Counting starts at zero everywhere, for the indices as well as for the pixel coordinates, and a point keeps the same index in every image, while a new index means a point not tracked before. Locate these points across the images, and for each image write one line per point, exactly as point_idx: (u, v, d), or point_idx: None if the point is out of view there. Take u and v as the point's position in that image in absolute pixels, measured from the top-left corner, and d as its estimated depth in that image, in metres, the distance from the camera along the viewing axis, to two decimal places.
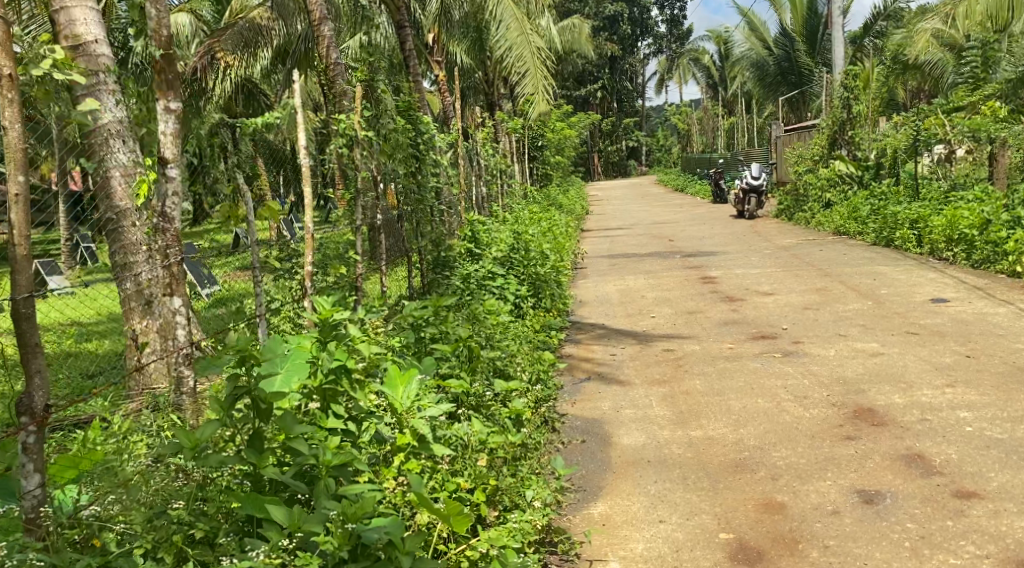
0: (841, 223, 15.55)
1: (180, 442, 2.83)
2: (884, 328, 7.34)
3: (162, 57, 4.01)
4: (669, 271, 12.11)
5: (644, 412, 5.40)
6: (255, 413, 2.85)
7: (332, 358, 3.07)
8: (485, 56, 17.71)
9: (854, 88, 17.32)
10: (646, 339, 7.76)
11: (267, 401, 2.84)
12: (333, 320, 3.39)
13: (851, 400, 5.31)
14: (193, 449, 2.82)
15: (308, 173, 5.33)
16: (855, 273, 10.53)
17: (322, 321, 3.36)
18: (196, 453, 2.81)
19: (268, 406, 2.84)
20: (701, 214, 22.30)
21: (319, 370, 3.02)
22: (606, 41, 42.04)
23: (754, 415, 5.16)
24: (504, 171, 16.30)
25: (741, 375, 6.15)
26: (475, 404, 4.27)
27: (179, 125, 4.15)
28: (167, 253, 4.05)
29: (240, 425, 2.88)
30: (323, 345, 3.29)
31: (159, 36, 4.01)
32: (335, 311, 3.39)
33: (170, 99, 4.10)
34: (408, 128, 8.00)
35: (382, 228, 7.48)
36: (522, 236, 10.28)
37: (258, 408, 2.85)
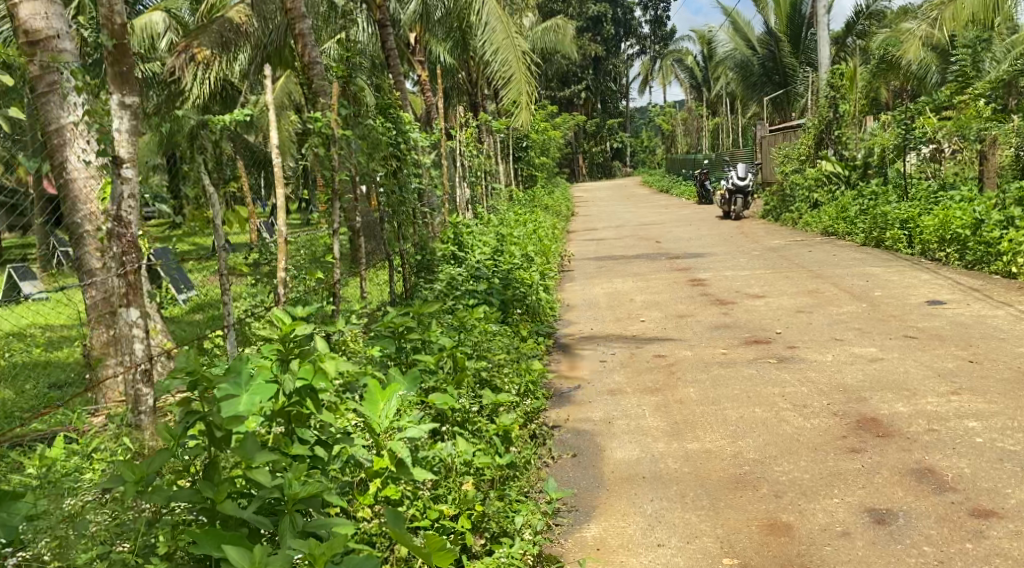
0: (830, 223, 15.38)
1: (124, 474, 2.56)
2: (881, 332, 7.12)
3: (116, 47, 3.79)
4: (657, 273, 11.90)
5: (637, 423, 5.15)
6: (210, 440, 2.66)
7: (296, 379, 2.88)
8: (467, 56, 17.44)
9: (841, 88, 17.16)
10: (637, 344, 7.52)
11: (223, 428, 2.64)
12: (296, 335, 3.09)
13: (854, 409, 5.08)
14: (139, 483, 2.55)
15: (280, 172, 5.05)
16: (847, 274, 10.33)
17: (282, 334, 3.06)
18: (143, 486, 2.55)
19: (224, 433, 2.66)
20: (686, 215, 22.11)
21: (282, 392, 2.84)
22: (590, 42, 41.89)
23: (753, 426, 4.92)
24: (488, 172, 16.05)
25: (737, 382, 5.91)
26: (460, 420, 4.01)
27: (136, 122, 3.89)
28: (122, 261, 3.79)
29: (194, 456, 2.68)
30: (286, 364, 3.02)
31: (112, 24, 3.79)
32: (297, 324, 3.09)
33: (125, 93, 3.85)
34: (387, 127, 7.75)
35: (362, 230, 7.23)
36: (506, 239, 10.05)
37: (213, 437, 2.66)
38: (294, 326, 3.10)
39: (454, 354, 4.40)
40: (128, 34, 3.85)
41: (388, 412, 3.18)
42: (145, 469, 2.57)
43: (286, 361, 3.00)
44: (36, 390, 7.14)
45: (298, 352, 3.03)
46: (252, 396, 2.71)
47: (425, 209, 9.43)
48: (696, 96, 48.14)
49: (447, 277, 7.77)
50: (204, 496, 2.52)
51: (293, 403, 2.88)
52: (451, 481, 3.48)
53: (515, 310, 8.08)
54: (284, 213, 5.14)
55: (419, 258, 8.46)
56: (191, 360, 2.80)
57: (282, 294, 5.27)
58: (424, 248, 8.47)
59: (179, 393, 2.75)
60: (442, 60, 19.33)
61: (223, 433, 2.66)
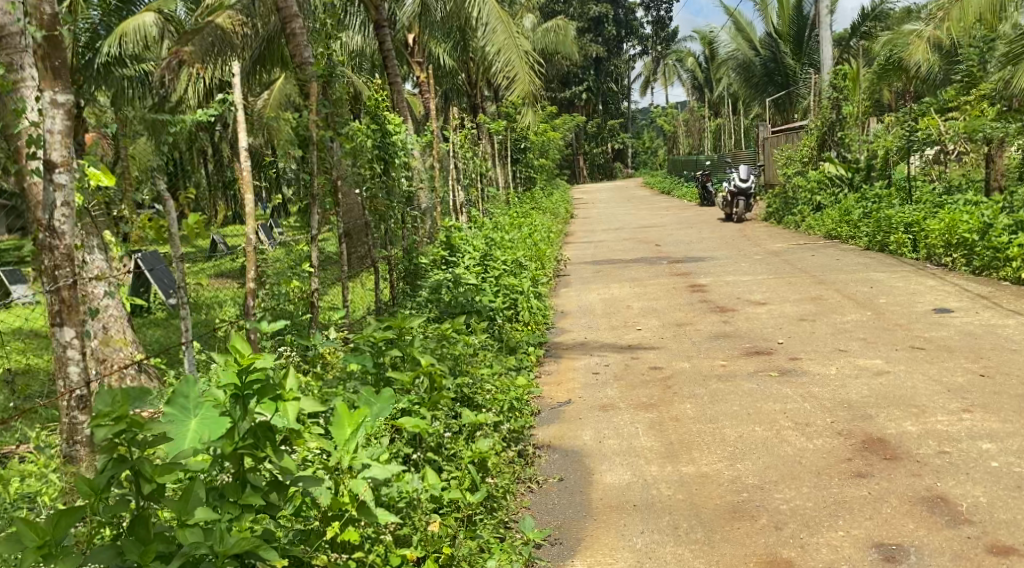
0: (832, 226, 15.07)
1: (25, 536, 2.35)
2: (886, 342, 6.83)
3: (46, 40, 3.53)
4: (656, 278, 11.60)
5: (630, 443, 4.87)
6: (135, 493, 2.58)
7: (247, 421, 2.78)
8: (465, 57, 17.16)
9: (844, 89, 16.85)
10: (632, 354, 7.23)
11: (153, 480, 2.58)
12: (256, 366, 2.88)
13: (859, 427, 4.78)
14: (41, 548, 2.36)
15: (248, 177, 4.77)
16: (851, 280, 10.02)
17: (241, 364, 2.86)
18: (51, 548, 2.37)
19: (155, 484, 2.59)
20: (686, 217, 21.79)
21: (235, 434, 2.74)
22: (591, 43, 41.61)
23: (752, 447, 4.63)
24: (485, 175, 15.76)
25: (736, 397, 5.62)
26: (434, 446, 3.80)
27: (71, 122, 3.62)
28: (53, 275, 3.52)
29: (119, 508, 2.56)
30: (243, 405, 2.81)
31: (42, 15, 3.53)
32: (258, 355, 2.90)
33: (58, 90, 3.58)
34: (372, 129, 7.50)
35: (345, 237, 6.99)
36: (497, 244, 9.79)
37: (140, 491, 2.58)
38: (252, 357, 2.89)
39: (430, 370, 4.07)
40: (59, 25, 3.57)
41: (356, 445, 2.99)
42: (51, 530, 2.38)
43: (243, 395, 2.82)
44: (4, 403, 6.85)
45: (260, 390, 2.83)
46: (193, 438, 2.68)
47: (415, 212, 9.17)
48: (698, 98, 47.81)
49: (433, 285, 7.58)
50: (127, 558, 2.47)
51: (246, 444, 2.75)
52: (416, 518, 3.30)
53: (505, 319, 7.84)
54: (252, 220, 4.87)
55: (405, 263, 8.24)
56: (117, 402, 2.53)
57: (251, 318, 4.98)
58: (411, 253, 8.24)
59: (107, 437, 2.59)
60: (440, 61, 19.05)
61: (152, 486, 2.59)
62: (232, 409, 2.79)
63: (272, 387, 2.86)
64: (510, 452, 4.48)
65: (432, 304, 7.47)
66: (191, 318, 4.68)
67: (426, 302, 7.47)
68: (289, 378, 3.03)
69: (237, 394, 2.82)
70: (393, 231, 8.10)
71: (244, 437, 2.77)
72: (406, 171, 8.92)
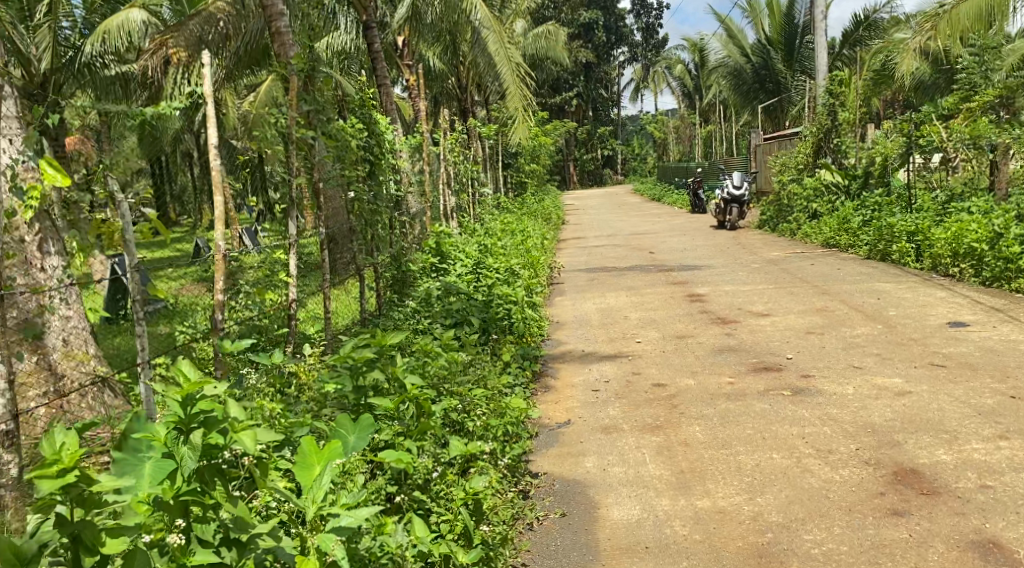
0: (831, 234, 14.70)
1: None
2: (903, 358, 6.42)
3: None
4: (652, 287, 11.21)
5: (638, 472, 4.48)
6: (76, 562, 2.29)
7: (195, 459, 2.51)
8: (456, 60, 16.75)
9: (841, 94, 16.51)
10: (633, 368, 6.80)
11: (96, 550, 2.29)
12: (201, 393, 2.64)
13: (888, 455, 4.39)
14: None
15: (219, 177, 4.32)
16: (856, 291, 9.64)
17: (183, 394, 2.61)
18: None
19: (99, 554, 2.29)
20: (679, 224, 21.40)
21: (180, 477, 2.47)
22: (581, 49, 41.26)
23: (773, 477, 4.24)
24: (475, 180, 15.33)
25: (749, 419, 5.21)
26: (421, 483, 3.40)
27: None
28: None
29: None
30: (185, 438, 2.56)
31: None
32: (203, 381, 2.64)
33: None
34: (359, 128, 7.14)
35: (328, 245, 6.54)
36: (489, 251, 9.38)
37: (81, 561, 2.29)
38: (197, 383, 2.63)
39: (415, 397, 3.68)
40: None
41: (321, 491, 2.74)
42: None
43: (187, 429, 2.57)
44: None
45: (205, 422, 2.55)
46: (140, 484, 2.42)
47: (402, 217, 8.74)
48: (688, 104, 47.52)
49: (423, 295, 7.28)
50: None
51: (191, 488, 2.45)
52: None
53: (498, 330, 7.45)
54: (222, 224, 4.39)
55: (393, 272, 7.89)
56: (64, 453, 2.33)
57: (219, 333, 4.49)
58: (399, 262, 7.88)
59: (43, 502, 2.30)
60: (431, 64, 18.65)
61: (95, 557, 2.30)
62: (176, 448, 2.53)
63: (217, 418, 2.55)
64: (507, 490, 4.03)
65: (420, 315, 7.16)
66: (145, 327, 4.16)
67: (414, 313, 7.16)
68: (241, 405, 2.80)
69: (182, 429, 2.57)
70: (382, 237, 7.68)
71: (188, 477, 2.49)
72: (394, 174, 8.52)
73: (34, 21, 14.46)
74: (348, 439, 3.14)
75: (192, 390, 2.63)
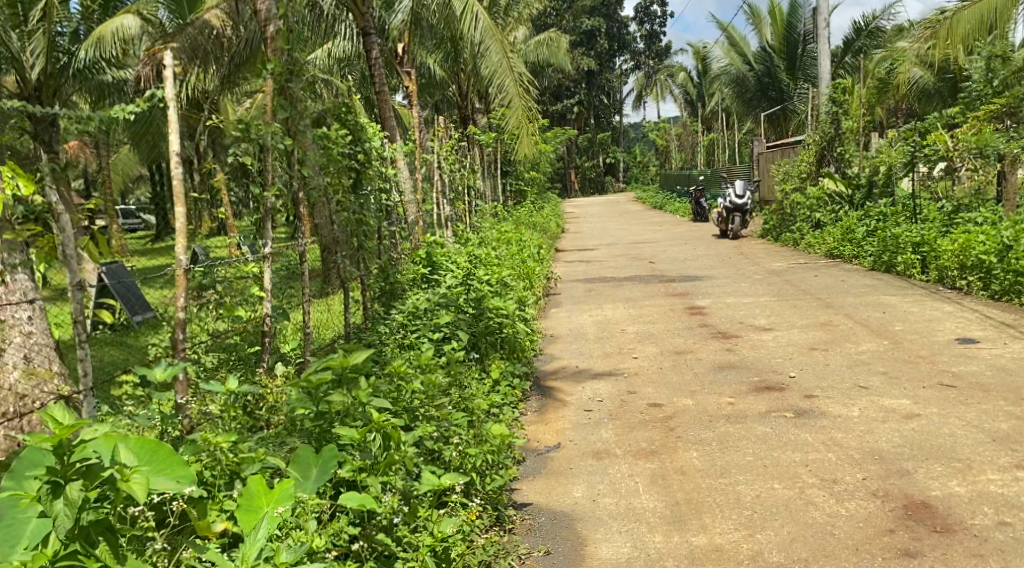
0: (835, 245, 14.40)
1: None
2: (911, 377, 6.12)
3: None
4: (651, 298, 10.94)
5: (628, 503, 4.23)
6: None
7: (68, 515, 2.69)
8: (456, 67, 16.56)
9: (844, 103, 16.24)
10: (628, 386, 6.52)
11: None
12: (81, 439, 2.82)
13: (897, 486, 4.12)
14: None
15: (180, 189, 4.04)
16: (860, 304, 9.34)
17: (57, 442, 2.76)
18: None
19: None
20: (680, 233, 21.09)
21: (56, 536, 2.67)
22: (583, 56, 41.09)
23: (774, 511, 3.99)
24: (472, 188, 15.09)
25: (749, 445, 4.94)
26: (385, 525, 3.27)
27: None
28: None
29: None
30: (62, 487, 2.73)
31: None
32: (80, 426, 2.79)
33: None
34: (344, 134, 6.92)
35: (308, 259, 6.33)
36: (482, 261, 9.11)
37: None
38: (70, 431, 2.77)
39: (383, 427, 3.47)
40: None
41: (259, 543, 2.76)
42: None
43: (64, 481, 2.73)
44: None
45: (85, 473, 2.76)
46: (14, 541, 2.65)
47: (392, 226, 8.51)
48: (691, 112, 47.22)
49: (409, 308, 7.00)
50: None
51: (70, 552, 2.70)
52: None
53: (488, 344, 7.24)
54: (183, 239, 4.12)
55: (381, 283, 7.64)
56: None
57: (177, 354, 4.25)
58: (387, 274, 7.65)
59: None
60: (430, 71, 18.41)
61: None
62: (52, 506, 2.70)
63: (97, 470, 2.78)
64: (484, 528, 3.81)
65: (406, 327, 6.90)
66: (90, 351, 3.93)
67: (401, 324, 6.91)
68: (125, 453, 2.90)
69: (56, 479, 2.73)
70: (371, 247, 7.48)
71: (66, 539, 2.71)
72: (384, 182, 8.25)
73: (29, 26, 14.05)
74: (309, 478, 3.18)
75: (65, 437, 2.78)
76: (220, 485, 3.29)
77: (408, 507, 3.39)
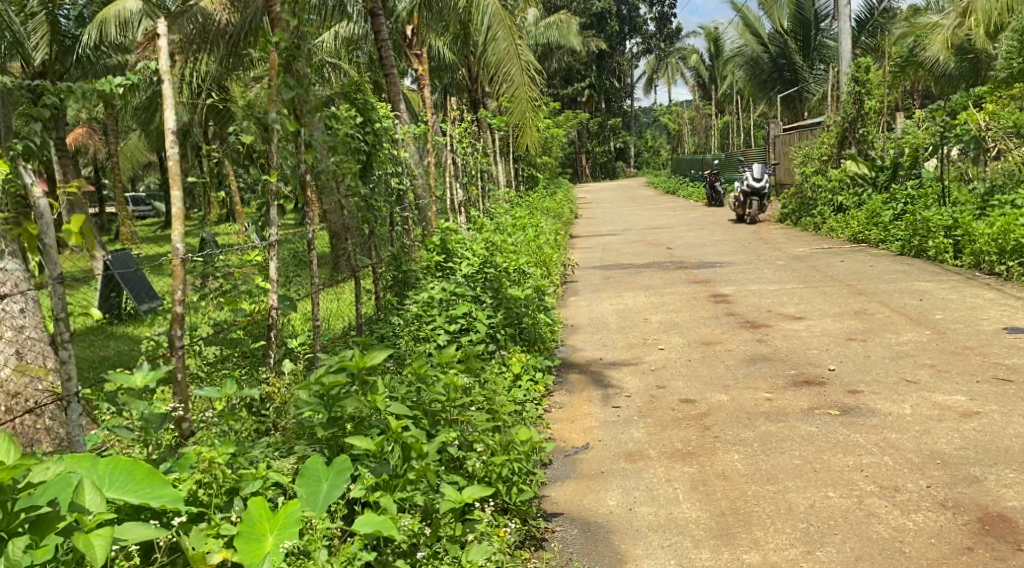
0: (860, 229, 13.94)
1: None
2: (963, 370, 5.72)
3: None
4: (672, 285, 10.54)
5: (668, 514, 3.85)
6: None
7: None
8: (467, 49, 16.17)
9: (866, 82, 15.74)
10: (656, 380, 6.13)
11: None
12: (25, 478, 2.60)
13: (967, 495, 3.73)
14: None
15: (176, 170, 3.64)
16: (894, 292, 8.90)
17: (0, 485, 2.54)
18: None
19: None
20: (696, 218, 20.65)
21: None
22: (594, 39, 40.61)
23: (831, 524, 3.60)
24: (485, 173, 14.71)
25: (795, 447, 4.55)
26: (404, 551, 2.93)
27: None
28: None
29: None
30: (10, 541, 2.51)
31: None
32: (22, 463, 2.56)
33: None
34: (354, 115, 6.56)
35: (316, 247, 5.96)
36: (499, 248, 8.72)
37: None
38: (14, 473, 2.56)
39: (402, 436, 3.14)
40: None
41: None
42: None
43: (12, 532, 2.54)
44: None
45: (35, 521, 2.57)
46: None
47: (403, 212, 8.13)
48: (703, 95, 46.67)
49: (424, 298, 6.76)
50: None
51: None
52: None
53: (507, 335, 6.87)
54: (180, 224, 3.71)
55: (393, 271, 7.34)
56: None
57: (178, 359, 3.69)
58: (400, 261, 7.31)
59: None
60: (441, 54, 18.00)
61: None
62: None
63: (49, 517, 2.58)
64: (513, 546, 3.46)
65: (421, 320, 6.63)
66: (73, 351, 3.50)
67: (415, 317, 6.66)
68: (92, 497, 2.65)
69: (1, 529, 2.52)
70: (382, 235, 7.13)
71: None
72: (395, 166, 7.86)
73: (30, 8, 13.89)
74: (316, 497, 2.87)
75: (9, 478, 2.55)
76: (218, 505, 2.92)
77: (430, 527, 3.06)
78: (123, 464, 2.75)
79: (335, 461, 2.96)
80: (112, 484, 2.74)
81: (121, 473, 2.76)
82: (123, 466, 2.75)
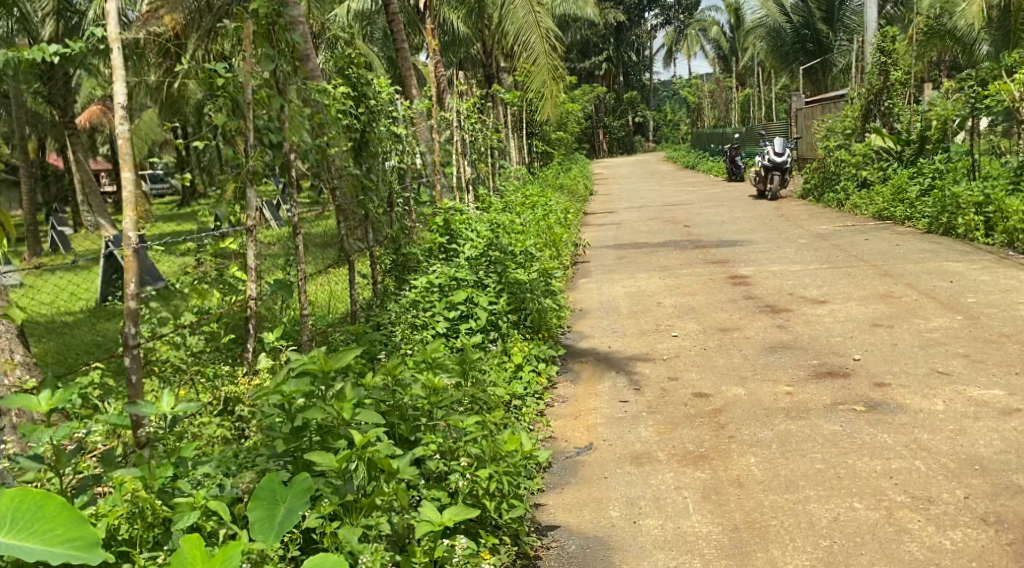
0: (885, 205, 13.44)
1: None
2: (999, 361, 5.31)
3: None
4: (688, 266, 10.15)
5: (676, 527, 3.50)
6: None
7: None
8: (481, 23, 15.72)
9: (892, 52, 15.17)
10: (668, 371, 5.76)
11: None
12: None
13: (1010, 509, 3.36)
14: None
15: (126, 151, 3.33)
16: (922, 273, 8.46)
17: None
18: None
19: None
20: (715, 194, 20.19)
21: None
22: (612, 11, 39.87)
23: (857, 541, 3.24)
24: (497, 150, 14.32)
25: (818, 449, 4.17)
26: None
27: None
28: None
29: None
30: None
31: None
32: None
33: None
34: (347, 90, 6.20)
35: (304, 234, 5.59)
36: (505, 228, 8.35)
37: None
38: None
39: (369, 452, 2.81)
40: None
41: None
42: None
43: None
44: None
45: None
46: None
47: (406, 192, 7.79)
48: (724, 68, 45.85)
49: (423, 284, 6.42)
50: None
51: None
52: None
53: (512, 321, 6.52)
54: (131, 210, 3.39)
55: (392, 254, 7.00)
56: None
57: (131, 358, 3.50)
58: (399, 244, 6.98)
59: None
60: (454, 28, 17.57)
61: None
62: None
63: None
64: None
65: (418, 308, 6.28)
66: None
67: (412, 303, 6.31)
68: None
69: None
70: (381, 218, 6.79)
71: None
72: (395, 144, 7.49)
73: None
74: (270, 527, 2.55)
75: None
76: (153, 540, 2.64)
77: (401, 554, 2.74)
78: (34, 500, 2.35)
79: (294, 479, 2.65)
80: (15, 522, 2.34)
81: (31, 508, 2.36)
82: (34, 503, 2.35)
